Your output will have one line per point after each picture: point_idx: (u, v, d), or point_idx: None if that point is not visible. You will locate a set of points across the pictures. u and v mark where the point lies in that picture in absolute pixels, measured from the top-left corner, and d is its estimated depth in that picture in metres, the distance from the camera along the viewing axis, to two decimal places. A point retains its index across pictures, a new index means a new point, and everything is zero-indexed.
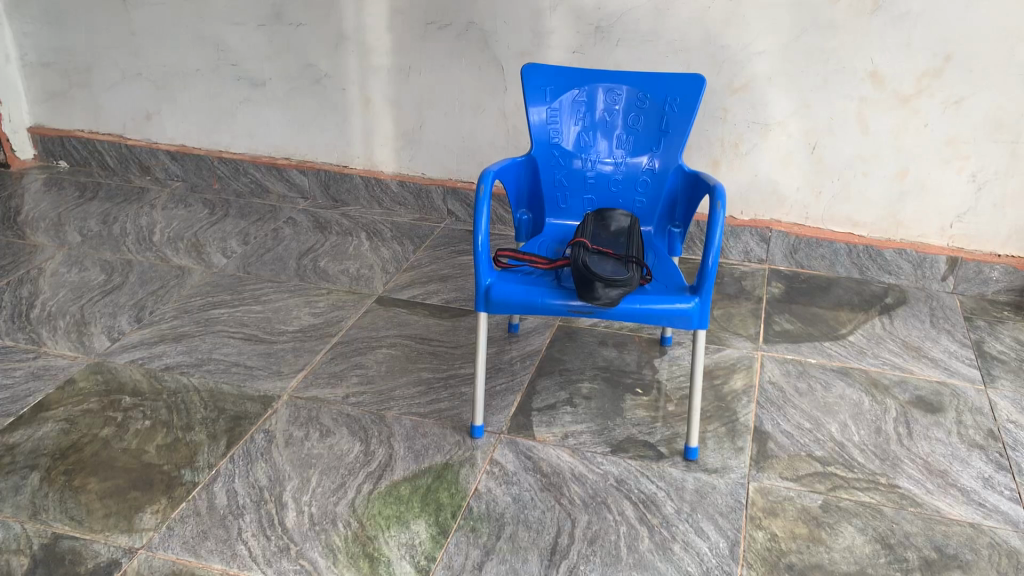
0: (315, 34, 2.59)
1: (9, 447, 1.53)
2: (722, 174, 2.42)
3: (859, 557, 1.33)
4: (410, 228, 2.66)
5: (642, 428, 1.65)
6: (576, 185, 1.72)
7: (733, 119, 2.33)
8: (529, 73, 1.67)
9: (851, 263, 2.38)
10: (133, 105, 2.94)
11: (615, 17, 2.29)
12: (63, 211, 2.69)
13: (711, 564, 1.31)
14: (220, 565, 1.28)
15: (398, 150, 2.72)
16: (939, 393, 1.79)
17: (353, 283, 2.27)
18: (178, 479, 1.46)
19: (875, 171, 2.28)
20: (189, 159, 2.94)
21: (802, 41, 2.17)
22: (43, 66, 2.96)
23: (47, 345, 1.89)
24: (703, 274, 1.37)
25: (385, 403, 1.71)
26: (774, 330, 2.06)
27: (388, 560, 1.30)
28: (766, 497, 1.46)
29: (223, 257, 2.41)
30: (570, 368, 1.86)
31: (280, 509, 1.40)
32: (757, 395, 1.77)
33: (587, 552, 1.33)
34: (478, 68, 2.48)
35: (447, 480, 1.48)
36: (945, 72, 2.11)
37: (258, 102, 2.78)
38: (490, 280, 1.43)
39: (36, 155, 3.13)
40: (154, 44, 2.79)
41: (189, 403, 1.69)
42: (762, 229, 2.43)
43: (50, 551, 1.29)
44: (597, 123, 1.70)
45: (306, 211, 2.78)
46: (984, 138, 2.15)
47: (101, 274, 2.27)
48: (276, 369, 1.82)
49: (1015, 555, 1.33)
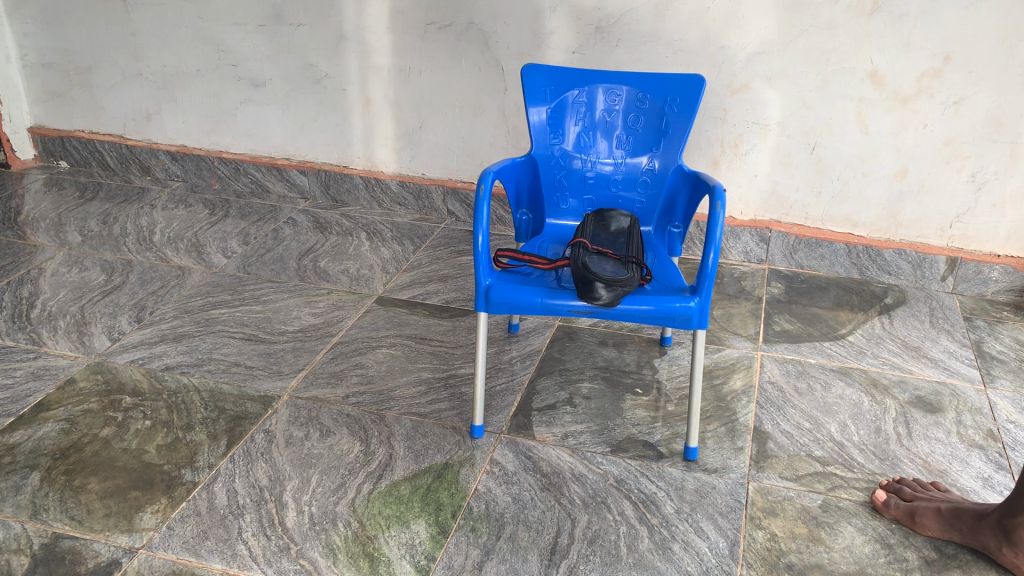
0: (316, 34, 2.60)
1: (9, 446, 1.53)
2: (721, 175, 2.43)
3: (859, 556, 1.33)
4: (410, 228, 2.67)
5: (642, 427, 1.65)
6: (576, 185, 1.73)
7: (733, 119, 2.33)
8: (528, 74, 1.66)
9: (851, 263, 2.39)
10: (134, 106, 2.94)
11: (615, 17, 2.29)
12: (63, 211, 2.69)
13: (711, 563, 1.31)
14: (220, 565, 1.28)
15: (398, 151, 2.72)
16: (939, 394, 1.79)
17: (353, 283, 2.27)
18: (178, 479, 1.47)
19: (874, 171, 2.28)
20: (190, 159, 2.95)
21: (802, 41, 2.18)
22: (43, 66, 2.96)
23: (47, 345, 1.89)
24: (703, 273, 1.37)
25: (385, 402, 1.71)
26: (774, 330, 2.06)
27: (389, 559, 1.30)
28: (766, 496, 1.46)
29: (223, 258, 2.41)
30: (570, 368, 1.86)
31: (281, 509, 1.41)
32: (756, 395, 1.77)
33: (588, 552, 1.33)
34: (478, 69, 2.49)
35: (447, 480, 1.48)
36: (944, 73, 2.11)
37: (258, 102, 2.78)
38: (489, 281, 1.43)
39: (36, 155, 3.13)
40: (154, 45, 2.80)
41: (190, 403, 1.69)
42: (762, 230, 2.43)
43: (51, 550, 1.29)
44: (597, 123, 1.70)
45: (306, 211, 2.79)
46: (983, 138, 2.15)
47: (101, 274, 2.27)
48: (276, 368, 1.83)
49: None
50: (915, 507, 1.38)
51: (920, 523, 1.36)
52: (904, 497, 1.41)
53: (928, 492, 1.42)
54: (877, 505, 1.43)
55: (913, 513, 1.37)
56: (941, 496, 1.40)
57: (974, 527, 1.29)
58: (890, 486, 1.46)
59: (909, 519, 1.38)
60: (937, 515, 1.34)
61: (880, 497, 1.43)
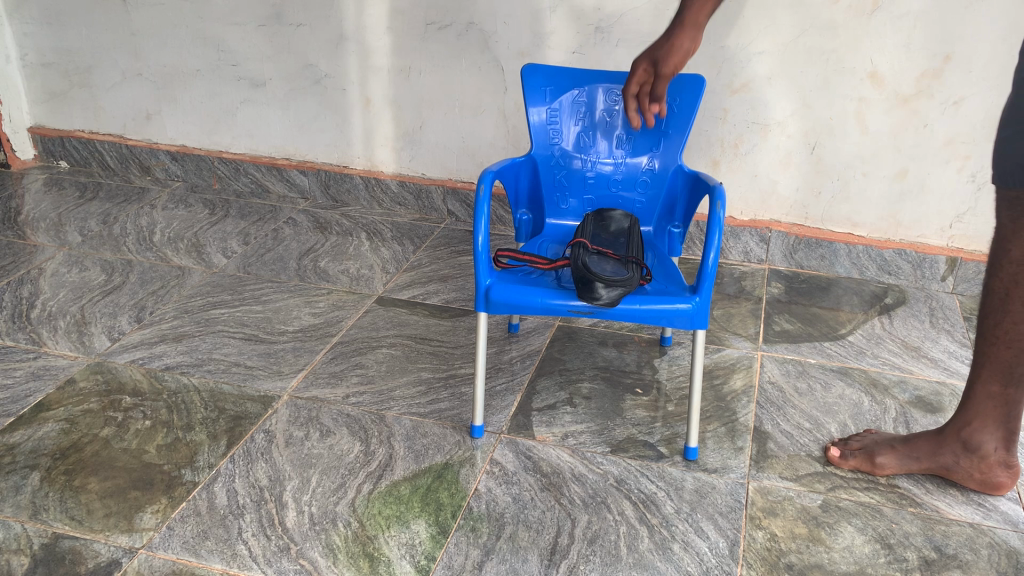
0: (316, 34, 2.60)
1: (9, 446, 1.53)
2: (721, 175, 2.42)
3: (859, 556, 1.33)
4: (410, 228, 2.67)
5: (642, 427, 1.65)
6: (577, 185, 1.73)
7: (733, 119, 2.33)
8: (528, 74, 1.67)
9: (851, 263, 2.39)
10: (134, 106, 2.94)
11: (615, 17, 2.29)
12: (63, 211, 2.69)
13: (711, 563, 1.31)
14: (220, 564, 1.28)
15: (398, 151, 2.72)
16: (939, 394, 1.79)
17: (353, 283, 2.27)
18: (178, 479, 1.47)
19: (874, 171, 2.28)
20: (189, 159, 2.95)
21: (803, 41, 2.18)
22: (43, 66, 2.96)
23: (47, 345, 1.89)
24: (703, 274, 1.37)
25: (385, 402, 1.71)
26: (774, 330, 2.06)
27: (388, 559, 1.30)
28: (766, 497, 1.46)
29: (224, 258, 2.41)
30: (570, 368, 1.86)
31: (280, 509, 1.41)
32: (756, 395, 1.77)
33: (587, 552, 1.33)
34: (478, 69, 2.49)
35: (447, 480, 1.48)
36: (944, 73, 2.10)
37: (258, 102, 2.78)
38: (489, 281, 1.43)
39: (36, 155, 3.13)
40: (154, 45, 2.80)
41: (190, 403, 1.69)
42: (762, 230, 2.43)
43: (51, 550, 1.29)
44: (597, 123, 1.70)
45: (306, 211, 2.79)
46: (983, 138, 2.14)
47: (101, 274, 2.27)
48: (276, 369, 1.83)
49: (1015, 555, 1.34)
50: (871, 451, 1.52)
51: (881, 464, 1.51)
52: (855, 447, 1.55)
53: (870, 436, 1.57)
54: (835, 460, 1.54)
55: (873, 455, 1.51)
56: (885, 436, 1.56)
57: (934, 450, 1.47)
58: (836, 442, 1.59)
59: (869, 463, 1.52)
60: (894, 452, 1.50)
61: (836, 452, 1.55)
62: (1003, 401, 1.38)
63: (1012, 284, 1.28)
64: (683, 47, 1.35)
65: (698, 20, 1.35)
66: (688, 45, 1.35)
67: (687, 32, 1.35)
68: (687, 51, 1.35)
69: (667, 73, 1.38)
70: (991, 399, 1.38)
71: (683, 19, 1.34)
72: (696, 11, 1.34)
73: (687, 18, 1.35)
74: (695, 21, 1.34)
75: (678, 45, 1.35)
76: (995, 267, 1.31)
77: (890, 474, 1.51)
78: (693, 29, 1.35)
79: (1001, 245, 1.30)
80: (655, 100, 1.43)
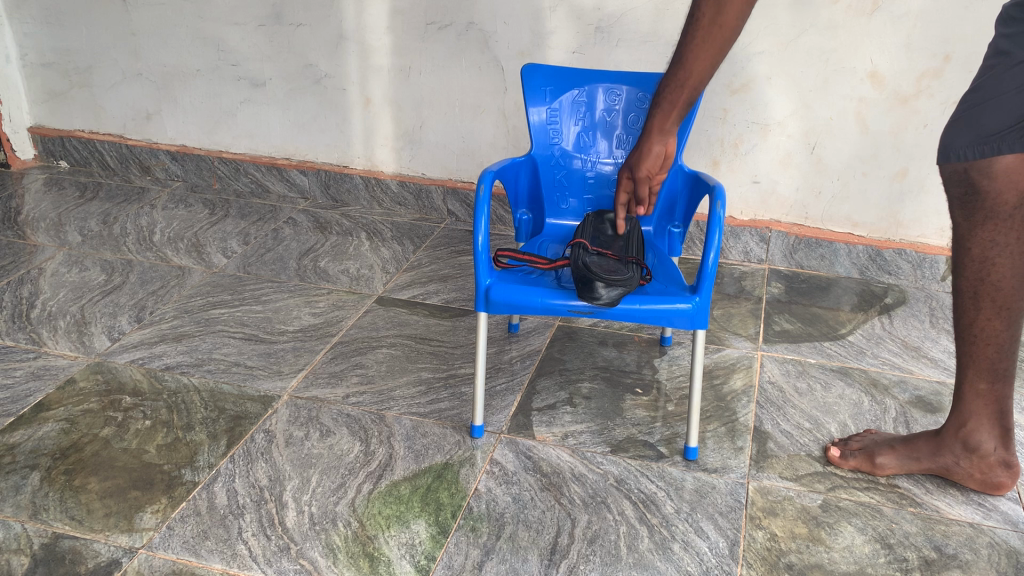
0: (316, 34, 2.60)
1: (9, 446, 1.53)
2: (721, 175, 2.42)
3: (859, 556, 1.33)
4: (410, 228, 2.67)
5: (642, 427, 1.65)
6: (577, 185, 1.73)
7: (733, 119, 2.33)
8: (528, 74, 1.67)
9: (851, 263, 2.39)
10: (134, 105, 2.94)
11: (615, 17, 2.29)
12: (63, 211, 2.69)
13: (711, 563, 1.31)
14: (220, 564, 1.28)
15: (398, 151, 2.72)
16: (939, 394, 1.79)
17: (353, 283, 2.27)
18: (178, 479, 1.47)
19: (875, 170, 2.28)
20: (189, 159, 2.95)
21: (803, 41, 2.18)
22: (43, 66, 2.96)
23: (47, 345, 1.89)
24: (703, 273, 1.37)
25: (385, 402, 1.71)
26: (774, 330, 2.06)
27: (389, 559, 1.30)
28: (766, 496, 1.46)
29: (223, 258, 2.41)
30: (570, 368, 1.86)
31: (280, 509, 1.41)
32: (756, 395, 1.77)
33: (587, 552, 1.33)
34: (478, 68, 2.49)
35: (447, 480, 1.48)
36: (945, 72, 2.10)
37: (258, 102, 2.78)
38: (489, 281, 1.43)
39: (36, 155, 3.13)
40: (154, 45, 2.80)
41: (190, 403, 1.69)
42: (762, 230, 2.43)
43: (51, 550, 1.29)
44: (597, 123, 1.70)
45: (306, 211, 2.79)
46: None
47: (101, 274, 2.27)
48: (276, 368, 1.83)
49: (1015, 555, 1.34)
50: (871, 451, 1.52)
51: (881, 465, 1.50)
52: (855, 447, 1.55)
53: (869, 436, 1.57)
54: (836, 460, 1.54)
55: (873, 456, 1.51)
56: (885, 436, 1.56)
57: (934, 451, 1.47)
58: (836, 442, 1.59)
59: (869, 463, 1.51)
60: (894, 452, 1.50)
61: (836, 452, 1.55)
62: (992, 399, 1.37)
63: (980, 283, 1.30)
64: (654, 154, 1.29)
65: (665, 126, 1.27)
66: (659, 149, 1.28)
67: (655, 139, 1.29)
68: (658, 155, 1.29)
69: (643, 178, 1.31)
70: (980, 398, 1.37)
71: (646, 129, 1.28)
72: (662, 118, 1.26)
73: (652, 127, 1.28)
74: (660, 129, 1.27)
75: (647, 151, 1.29)
76: (959, 268, 1.33)
77: (890, 474, 1.51)
78: (661, 134, 1.28)
79: (960, 244, 1.32)
80: (638, 203, 1.33)
